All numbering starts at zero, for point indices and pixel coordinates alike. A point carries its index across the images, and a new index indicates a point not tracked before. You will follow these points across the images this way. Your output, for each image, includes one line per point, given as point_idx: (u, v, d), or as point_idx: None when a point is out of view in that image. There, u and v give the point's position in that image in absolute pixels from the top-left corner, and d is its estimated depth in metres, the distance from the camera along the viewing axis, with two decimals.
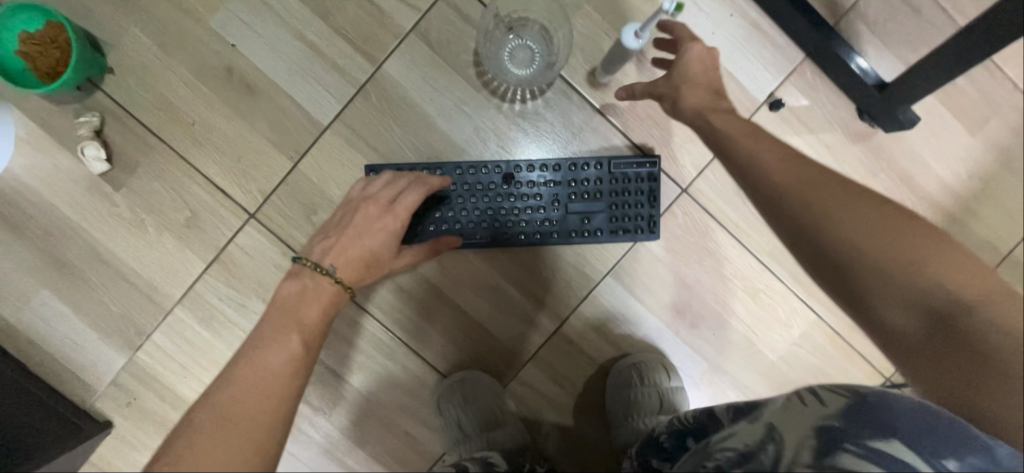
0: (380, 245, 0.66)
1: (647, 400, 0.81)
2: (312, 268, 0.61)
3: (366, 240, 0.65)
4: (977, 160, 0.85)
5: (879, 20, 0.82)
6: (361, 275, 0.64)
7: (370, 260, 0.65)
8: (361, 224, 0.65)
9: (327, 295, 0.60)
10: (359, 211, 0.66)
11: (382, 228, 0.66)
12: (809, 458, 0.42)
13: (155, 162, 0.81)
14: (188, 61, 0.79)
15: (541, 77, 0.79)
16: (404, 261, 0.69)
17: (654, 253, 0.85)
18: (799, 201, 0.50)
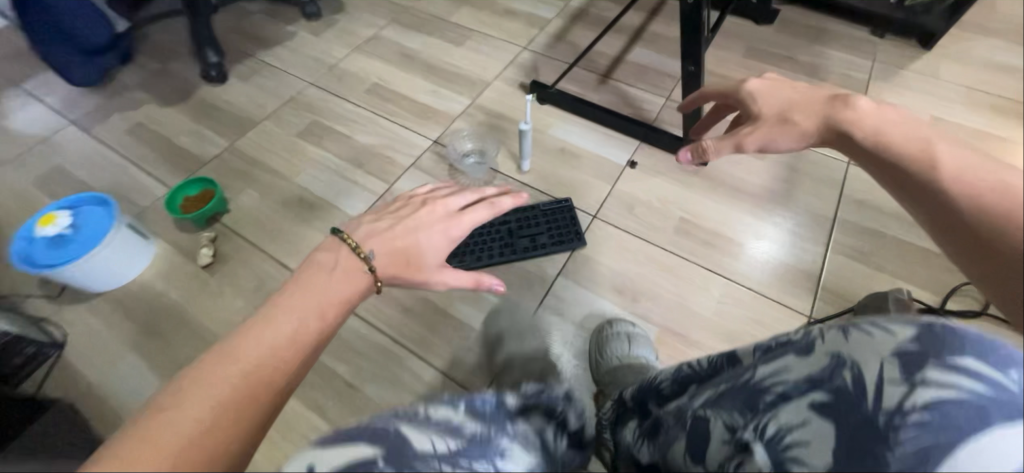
0: (426, 249, 0.71)
1: (616, 339, 1.00)
2: (350, 248, 0.64)
3: (425, 239, 0.71)
4: (775, 171, 1.32)
5: (673, 121, 1.45)
6: (398, 275, 0.68)
7: (409, 258, 0.69)
8: (420, 231, 0.71)
9: (360, 282, 0.62)
10: (421, 217, 0.73)
11: (443, 240, 0.72)
12: (866, 375, 0.45)
13: (241, 255, 1.21)
14: (278, 199, 1.32)
15: (487, 173, 1.34)
16: (450, 274, 0.73)
17: (588, 256, 1.18)
18: (872, 140, 0.61)
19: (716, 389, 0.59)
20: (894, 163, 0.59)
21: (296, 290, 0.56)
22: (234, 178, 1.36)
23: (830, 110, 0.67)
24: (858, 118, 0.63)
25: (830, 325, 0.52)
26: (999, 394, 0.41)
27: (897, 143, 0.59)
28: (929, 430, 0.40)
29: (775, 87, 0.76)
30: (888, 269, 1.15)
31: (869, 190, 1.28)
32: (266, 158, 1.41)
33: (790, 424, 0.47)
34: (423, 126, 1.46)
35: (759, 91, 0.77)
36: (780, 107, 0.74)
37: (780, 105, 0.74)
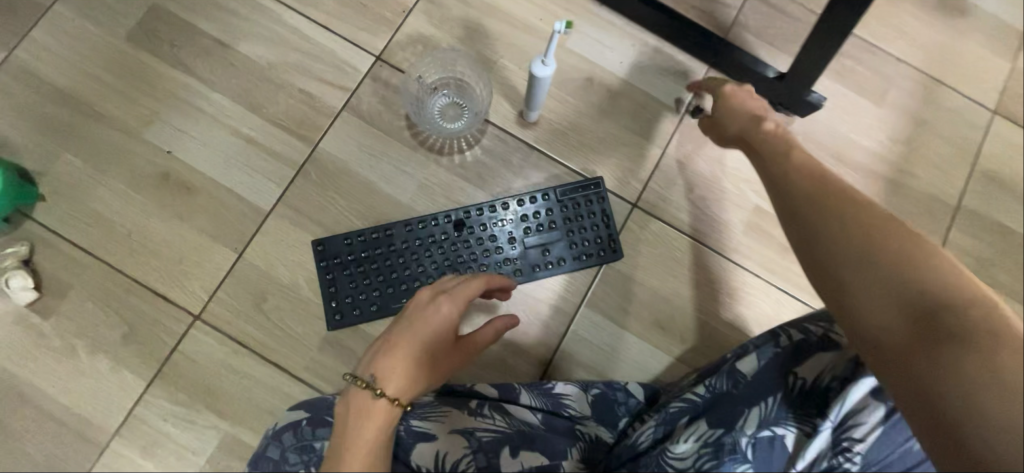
0: (442, 333, 0.54)
1: None
2: (365, 389, 0.50)
3: (422, 330, 0.53)
4: (893, 127, 0.91)
5: (760, 28, 0.92)
6: (417, 386, 0.52)
7: (432, 357, 0.53)
8: (413, 327, 0.53)
9: (381, 413, 0.49)
10: (407, 322, 0.54)
11: (443, 321, 0.54)
12: None
13: (87, 281, 0.76)
14: (123, 174, 0.80)
15: (471, 127, 0.84)
16: (466, 352, 0.56)
17: (623, 273, 0.83)
18: (806, 191, 0.55)
19: (689, 401, 0.62)
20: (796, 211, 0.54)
21: (359, 414, 0.50)
22: (33, 131, 0.80)
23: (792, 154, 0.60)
24: (798, 173, 0.57)
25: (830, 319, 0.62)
26: None
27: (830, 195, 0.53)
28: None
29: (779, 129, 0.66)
30: (1007, 284, 0.88)
31: (1009, 159, 0.92)
32: (78, 87, 0.81)
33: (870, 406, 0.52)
34: (354, 28, 0.85)
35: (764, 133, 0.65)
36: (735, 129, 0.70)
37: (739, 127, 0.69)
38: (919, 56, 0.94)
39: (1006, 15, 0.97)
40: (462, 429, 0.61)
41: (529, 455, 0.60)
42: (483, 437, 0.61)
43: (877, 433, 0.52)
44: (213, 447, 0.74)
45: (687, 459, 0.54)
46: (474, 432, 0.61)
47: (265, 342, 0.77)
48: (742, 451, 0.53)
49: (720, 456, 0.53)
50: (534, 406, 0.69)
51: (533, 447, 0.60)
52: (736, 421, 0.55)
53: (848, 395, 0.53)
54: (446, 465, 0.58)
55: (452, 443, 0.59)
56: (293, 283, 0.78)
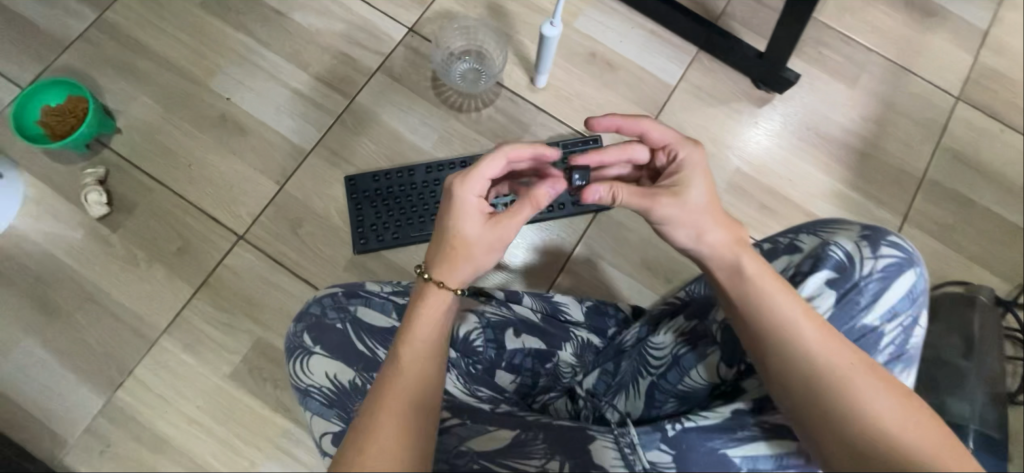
0: (468, 218, 0.55)
1: None
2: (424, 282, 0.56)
3: (457, 225, 0.55)
4: (864, 107, 1.02)
5: (744, 17, 1.04)
6: (458, 269, 0.55)
7: (464, 241, 0.55)
8: (448, 220, 0.56)
9: (439, 298, 0.55)
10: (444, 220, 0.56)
11: (475, 211, 0.56)
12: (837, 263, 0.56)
13: (151, 202, 0.89)
14: (188, 114, 0.93)
15: (488, 89, 0.97)
16: (507, 227, 0.56)
17: (616, 220, 0.93)
18: (767, 325, 0.54)
19: (672, 303, 0.73)
20: (807, 390, 0.52)
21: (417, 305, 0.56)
22: (116, 76, 0.94)
23: (779, 309, 0.54)
24: (747, 293, 0.56)
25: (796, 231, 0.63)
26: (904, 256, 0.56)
27: (838, 386, 0.51)
28: (867, 282, 0.55)
29: (727, 222, 0.60)
30: (970, 249, 0.96)
31: (972, 139, 1.02)
32: (156, 42, 0.96)
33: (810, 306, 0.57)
34: (391, 4, 1.00)
35: (740, 269, 0.56)
36: (705, 236, 0.59)
37: (707, 241, 0.59)
38: (889, 47, 1.05)
39: (969, 16, 1.08)
40: (473, 310, 0.72)
41: (528, 338, 0.72)
42: (491, 317, 0.72)
43: (830, 314, 0.56)
44: (246, 348, 0.84)
45: (665, 348, 0.66)
46: (483, 314, 0.72)
47: (298, 260, 0.88)
48: (713, 336, 0.64)
49: (693, 343, 0.65)
50: (533, 307, 0.77)
51: (533, 333, 0.72)
52: (709, 313, 0.67)
53: (802, 284, 0.57)
54: (457, 333, 0.69)
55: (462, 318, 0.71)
56: (326, 212, 0.90)
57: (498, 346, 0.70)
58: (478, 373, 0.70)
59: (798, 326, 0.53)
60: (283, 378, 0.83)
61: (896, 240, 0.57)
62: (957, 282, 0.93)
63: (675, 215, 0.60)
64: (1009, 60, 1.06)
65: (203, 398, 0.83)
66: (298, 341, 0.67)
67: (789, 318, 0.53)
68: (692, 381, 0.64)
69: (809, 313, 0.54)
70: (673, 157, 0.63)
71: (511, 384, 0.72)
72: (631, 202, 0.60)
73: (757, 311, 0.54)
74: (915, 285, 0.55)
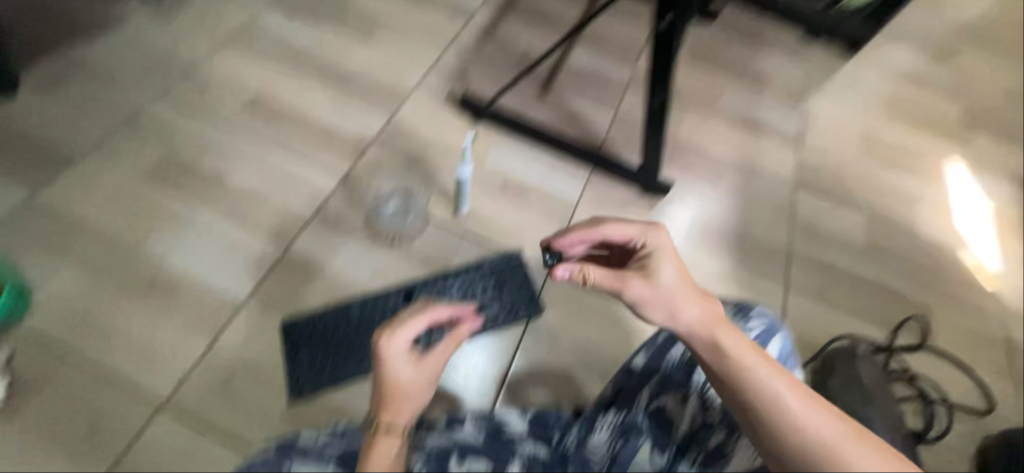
0: (398, 365, 0.60)
1: None
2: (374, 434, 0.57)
3: (389, 374, 0.59)
4: (730, 201, 1.25)
5: (623, 142, 1.29)
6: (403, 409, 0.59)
7: (399, 387, 0.59)
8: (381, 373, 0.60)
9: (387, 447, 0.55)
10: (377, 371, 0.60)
11: (405, 358, 0.61)
12: None
13: (63, 381, 0.85)
14: (114, 281, 0.94)
15: (417, 222, 1.08)
16: (434, 362, 0.62)
17: (546, 324, 1.02)
18: (755, 393, 0.56)
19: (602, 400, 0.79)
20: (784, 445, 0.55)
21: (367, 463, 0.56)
22: (38, 252, 0.94)
23: (756, 376, 0.57)
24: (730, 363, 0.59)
25: None
26: (768, 321, 0.68)
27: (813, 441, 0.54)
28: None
29: (700, 297, 0.64)
30: (841, 306, 1.14)
31: (816, 215, 1.26)
32: (87, 215, 0.99)
33: None
34: (323, 159, 1.13)
35: (718, 344, 0.60)
36: (679, 316, 0.64)
37: (681, 320, 0.63)
38: (736, 153, 1.34)
39: (787, 124, 1.42)
40: (413, 444, 0.69)
41: (472, 463, 0.69)
42: (433, 448, 0.69)
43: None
44: None
45: (605, 446, 0.71)
46: (425, 446, 0.69)
47: (227, 420, 0.86)
48: (642, 425, 0.70)
49: (627, 436, 0.70)
50: (476, 429, 0.73)
51: (478, 456, 0.70)
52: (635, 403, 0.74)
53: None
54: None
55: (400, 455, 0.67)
56: (261, 361, 0.90)
57: None
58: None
59: (783, 398, 0.55)
60: None
61: (762, 310, 0.70)
62: (839, 336, 1.09)
63: (644, 297, 0.66)
64: (824, 153, 1.38)
65: None
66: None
67: (766, 383, 0.56)
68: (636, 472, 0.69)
69: (781, 373, 0.57)
70: (642, 243, 0.70)
71: None
72: (603, 281, 0.69)
73: (738, 374, 0.57)
74: (783, 347, 0.67)
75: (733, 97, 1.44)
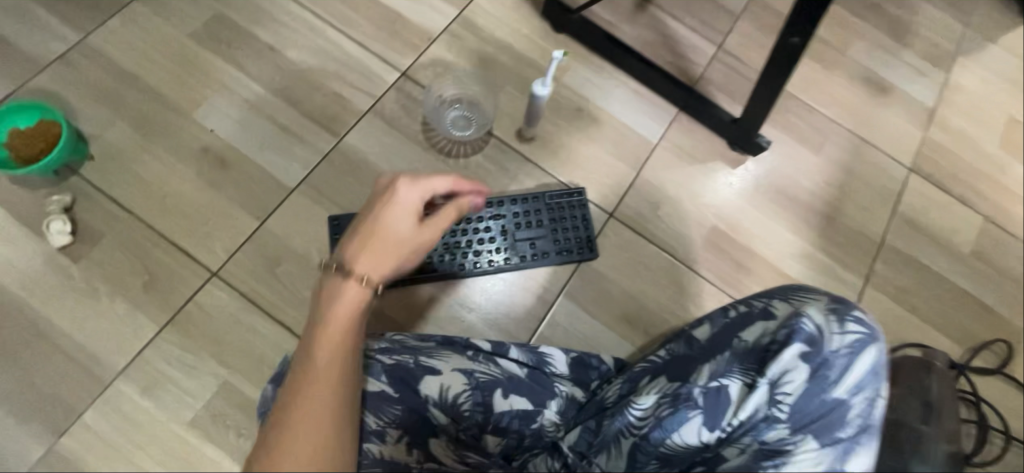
0: (391, 218, 0.61)
1: None
2: (339, 268, 0.59)
3: (370, 216, 0.61)
4: (829, 173, 1.09)
5: (721, 83, 1.12)
6: (387, 269, 0.60)
7: (389, 241, 0.61)
8: (377, 220, 0.61)
9: (356, 288, 0.58)
10: (370, 221, 0.62)
11: (403, 211, 0.62)
12: (804, 331, 0.58)
13: (118, 232, 0.84)
14: (167, 144, 0.91)
15: (478, 136, 0.98)
16: (429, 235, 0.63)
17: (599, 271, 0.95)
18: None
19: (653, 363, 0.75)
20: None
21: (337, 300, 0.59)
22: (93, 101, 0.91)
23: None
24: None
25: (770, 298, 0.67)
26: (869, 329, 0.58)
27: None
28: (836, 356, 0.57)
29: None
30: (923, 311, 1.02)
31: (924, 208, 1.09)
32: (140, 69, 0.94)
33: (786, 371, 0.57)
34: (385, 47, 1.02)
35: None
36: None
37: None
38: (850, 117, 1.14)
39: (920, 94, 1.19)
40: (463, 369, 0.72)
41: (516, 398, 0.72)
42: (479, 377, 0.72)
43: (802, 389, 0.56)
44: (211, 393, 0.79)
45: (649, 410, 0.65)
46: (473, 373, 0.72)
47: (274, 302, 0.85)
48: (695, 398, 0.62)
49: (677, 404, 0.62)
50: (520, 360, 0.80)
51: (521, 393, 0.73)
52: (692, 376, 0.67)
53: (779, 355, 0.58)
54: (449, 396, 0.69)
55: (453, 378, 0.70)
56: (306, 251, 0.88)
57: (486, 411, 0.71)
58: (468, 436, 0.70)
59: None
60: (246, 428, 0.79)
61: (863, 316, 0.59)
62: (915, 345, 0.99)
63: None
64: (953, 135, 1.17)
65: (159, 447, 0.77)
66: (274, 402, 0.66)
67: None
68: (676, 443, 0.62)
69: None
70: None
71: (497, 445, 0.72)
72: None
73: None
74: (881, 361, 0.57)
75: (861, 52, 1.21)
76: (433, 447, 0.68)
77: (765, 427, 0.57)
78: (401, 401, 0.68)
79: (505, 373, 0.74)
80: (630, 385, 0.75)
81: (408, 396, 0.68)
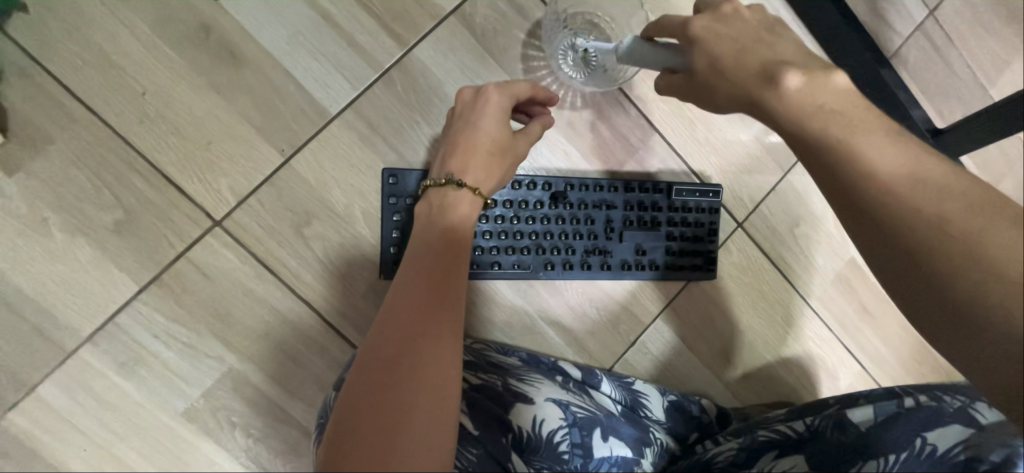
0: (491, 130, 0.62)
1: None
2: (447, 183, 0.60)
3: (472, 128, 0.61)
4: None
5: (916, 68, 0.83)
6: (491, 179, 0.61)
7: (495, 149, 0.62)
8: (471, 124, 0.62)
9: (465, 199, 0.59)
10: (465, 123, 0.62)
11: (498, 116, 0.62)
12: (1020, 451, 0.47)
13: (75, 139, 0.58)
14: (143, 7, 0.59)
15: (600, 82, 0.68)
16: (523, 146, 0.63)
17: (708, 294, 0.76)
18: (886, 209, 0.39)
19: (781, 433, 0.61)
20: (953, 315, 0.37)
21: (443, 207, 0.58)
22: None
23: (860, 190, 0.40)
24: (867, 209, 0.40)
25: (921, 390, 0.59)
26: None
27: (989, 261, 0.35)
28: None
29: (735, 53, 0.47)
30: None
31: None
32: None
33: None
34: None
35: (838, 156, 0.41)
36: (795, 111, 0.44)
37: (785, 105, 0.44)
38: None
39: None
40: (557, 399, 0.55)
41: (617, 443, 0.55)
42: (577, 412, 0.54)
43: None
44: (211, 381, 0.61)
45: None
46: (568, 406, 0.55)
47: (298, 274, 0.63)
48: None
49: None
50: (613, 395, 0.64)
51: (620, 435, 0.56)
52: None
53: None
54: (542, 433, 0.51)
55: (548, 411, 0.53)
56: (346, 211, 0.64)
57: (586, 457, 0.53)
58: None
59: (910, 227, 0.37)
60: (257, 428, 0.62)
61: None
62: None
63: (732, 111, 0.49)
64: None
65: (142, 437, 0.60)
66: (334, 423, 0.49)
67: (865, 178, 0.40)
68: None
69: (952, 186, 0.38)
70: None
71: None
72: None
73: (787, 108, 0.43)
74: None
75: None
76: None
77: None
78: (479, 441, 0.49)
79: (599, 408, 0.58)
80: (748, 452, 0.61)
81: (492, 434, 0.50)
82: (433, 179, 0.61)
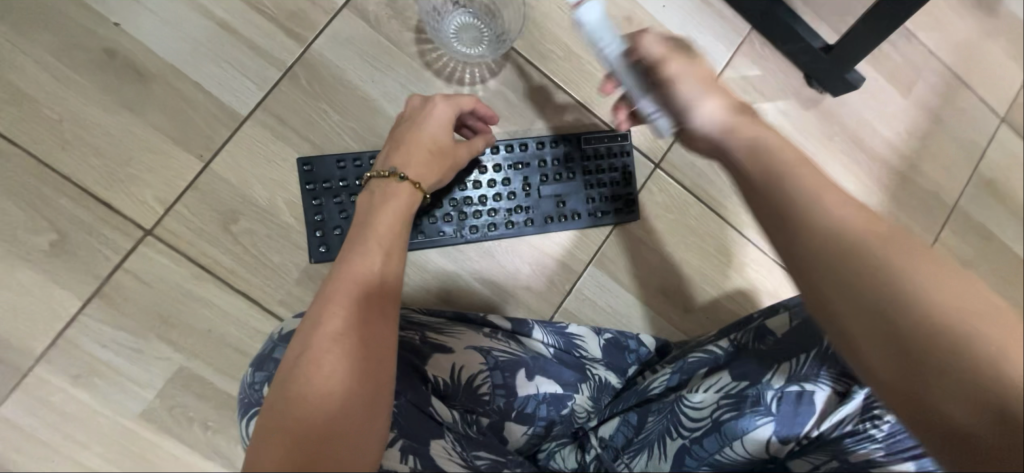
0: (437, 135, 0.64)
1: None
2: (390, 175, 0.60)
3: (419, 130, 0.63)
4: (912, 119, 0.90)
5: None
6: (432, 177, 0.63)
7: (437, 152, 0.63)
8: (417, 127, 0.63)
9: (404, 193, 0.59)
10: (411, 126, 0.64)
11: (445, 124, 0.65)
12: None
13: (4, 173, 0.62)
14: (52, 43, 0.63)
15: (490, 53, 0.73)
16: (464, 153, 0.66)
17: (636, 235, 0.78)
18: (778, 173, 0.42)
19: (710, 353, 0.62)
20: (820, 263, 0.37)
21: (384, 197, 0.58)
22: None
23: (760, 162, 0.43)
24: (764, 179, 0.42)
25: None
26: None
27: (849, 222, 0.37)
28: None
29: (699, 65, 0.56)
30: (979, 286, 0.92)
31: (1006, 169, 0.94)
32: None
33: None
34: None
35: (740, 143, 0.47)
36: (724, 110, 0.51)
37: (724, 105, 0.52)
38: (949, 50, 0.92)
39: None
40: (478, 347, 0.58)
41: (545, 381, 0.59)
42: (499, 357, 0.58)
43: None
44: (163, 381, 0.64)
45: (706, 409, 0.56)
46: (490, 351, 0.58)
47: (231, 269, 0.66)
48: (765, 404, 0.52)
49: (741, 408, 0.53)
50: (548, 341, 0.65)
51: (548, 374, 0.60)
52: (764, 375, 0.54)
53: None
54: (462, 378, 0.55)
55: (467, 358, 0.57)
56: (270, 204, 0.67)
57: (509, 396, 0.57)
58: (484, 428, 0.57)
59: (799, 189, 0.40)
60: (214, 420, 0.65)
61: None
62: None
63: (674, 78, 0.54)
64: None
65: (106, 443, 0.63)
66: (256, 394, 0.50)
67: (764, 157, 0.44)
68: (735, 453, 0.54)
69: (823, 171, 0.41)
70: None
71: (522, 435, 0.60)
72: None
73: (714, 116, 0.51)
74: None
75: None
76: (434, 451, 0.49)
77: (855, 441, 0.48)
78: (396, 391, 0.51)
79: (525, 352, 0.61)
80: (681, 375, 0.63)
81: (407, 383, 0.52)
82: (376, 170, 0.61)
